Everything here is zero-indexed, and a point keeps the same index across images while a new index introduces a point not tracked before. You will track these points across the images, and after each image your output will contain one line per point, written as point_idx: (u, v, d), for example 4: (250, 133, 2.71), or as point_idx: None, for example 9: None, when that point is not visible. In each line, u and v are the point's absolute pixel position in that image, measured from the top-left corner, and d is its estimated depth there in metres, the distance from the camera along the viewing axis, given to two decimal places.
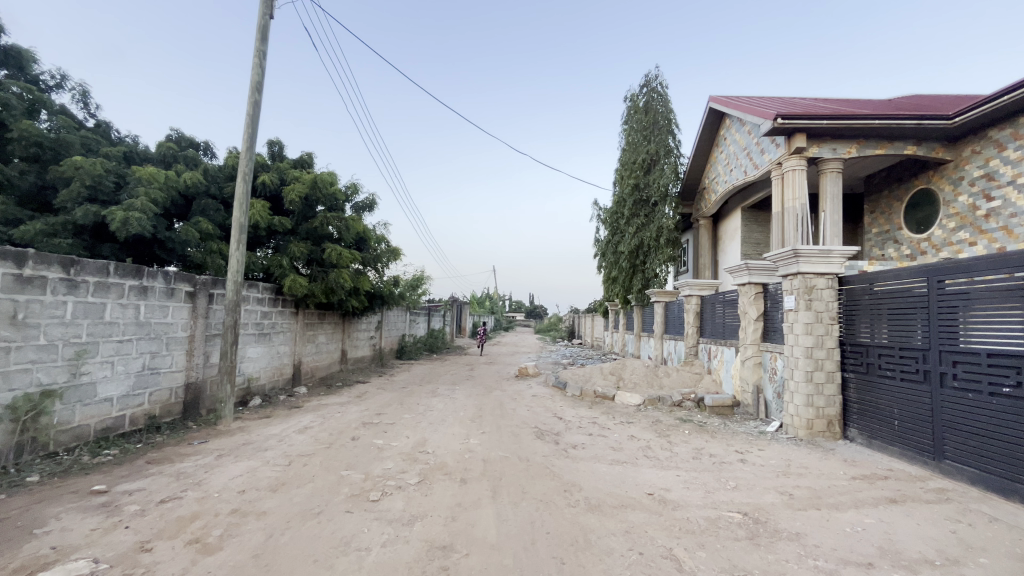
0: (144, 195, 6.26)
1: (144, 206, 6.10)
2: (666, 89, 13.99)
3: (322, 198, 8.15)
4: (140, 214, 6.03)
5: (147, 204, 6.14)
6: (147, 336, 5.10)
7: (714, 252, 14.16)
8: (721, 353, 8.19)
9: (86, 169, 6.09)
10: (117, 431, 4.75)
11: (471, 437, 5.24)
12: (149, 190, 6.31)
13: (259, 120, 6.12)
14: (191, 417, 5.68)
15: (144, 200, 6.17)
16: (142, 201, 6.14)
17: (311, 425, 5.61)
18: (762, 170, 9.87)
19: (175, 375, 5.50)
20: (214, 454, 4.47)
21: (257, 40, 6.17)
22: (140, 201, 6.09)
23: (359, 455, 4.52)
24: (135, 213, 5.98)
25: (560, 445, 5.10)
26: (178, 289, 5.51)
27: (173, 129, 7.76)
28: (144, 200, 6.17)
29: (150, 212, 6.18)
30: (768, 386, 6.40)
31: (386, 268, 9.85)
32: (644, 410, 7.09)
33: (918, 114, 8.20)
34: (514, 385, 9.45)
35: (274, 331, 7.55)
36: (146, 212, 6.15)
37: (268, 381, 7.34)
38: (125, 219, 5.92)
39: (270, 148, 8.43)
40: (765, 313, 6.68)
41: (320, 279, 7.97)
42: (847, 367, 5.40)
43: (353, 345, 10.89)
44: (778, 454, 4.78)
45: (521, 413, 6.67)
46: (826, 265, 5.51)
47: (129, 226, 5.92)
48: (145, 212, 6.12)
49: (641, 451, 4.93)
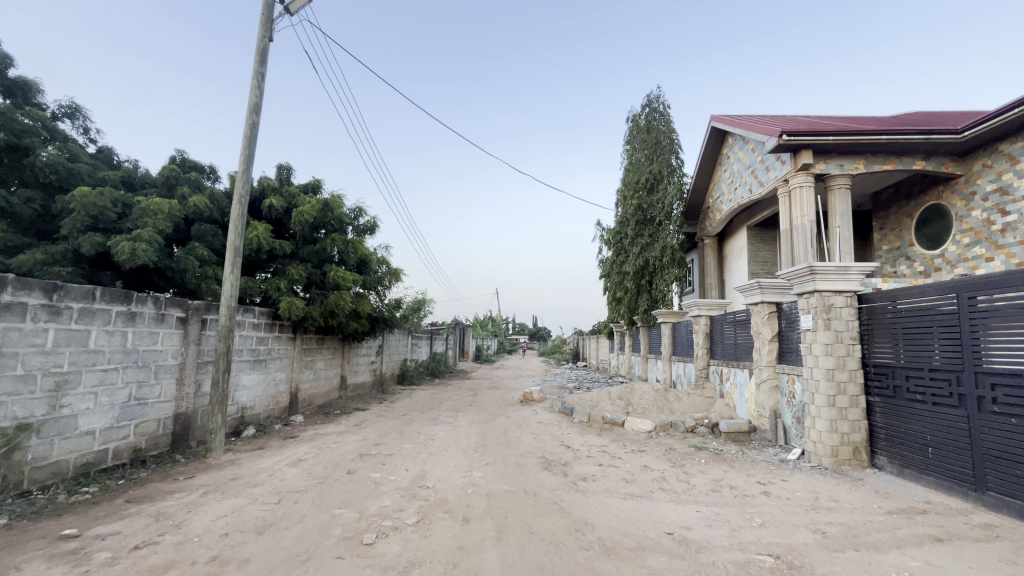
0: (150, 226, 6.08)
1: (151, 236, 5.94)
2: (667, 109, 14.10)
3: (331, 220, 8.05)
4: (147, 245, 5.88)
5: (155, 235, 5.99)
6: (134, 364, 4.88)
7: (721, 271, 13.91)
8: (733, 375, 7.89)
9: (91, 200, 5.91)
10: (99, 467, 4.48)
11: (474, 469, 4.92)
12: (157, 222, 6.10)
13: (257, 141, 6.02)
14: (179, 450, 5.37)
15: (150, 232, 5.98)
16: (149, 232, 5.98)
17: (306, 457, 5.31)
18: (768, 187, 9.79)
19: (163, 406, 5.24)
20: (200, 491, 4.18)
21: (256, 62, 6.12)
22: (147, 232, 5.92)
23: (354, 491, 4.21)
24: (142, 244, 5.83)
25: (568, 477, 4.79)
26: (169, 314, 5.30)
27: (178, 150, 7.72)
28: (150, 231, 6.00)
29: (156, 243, 6.01)
30: (786, 411, 6.07)
31: (388, 291, 9.67)
32: (656, 437, 6.74)
33: (926, 130, 8.12)
34: (518, 410, 9.09)
35: (271, 357, 7.30)
36: (153, 243, 5.98)
37: (263, 410, 7.06)
38: (130, 249, 5.75)
39: (279, 171, 8.35)
40: (780, 334, 6.40)
41: (320, 302, 7.74)
42: (872, 390, 5.10)
43: (353, 370, 10.61)
44: (804, 486, 4.43)
45: (527, 441, 6.35)
46: (844, 283, 5.25)
47: (135, 257, 5.77)
48: (151, 244, 5.93)
49: (656, 484, 4.61)
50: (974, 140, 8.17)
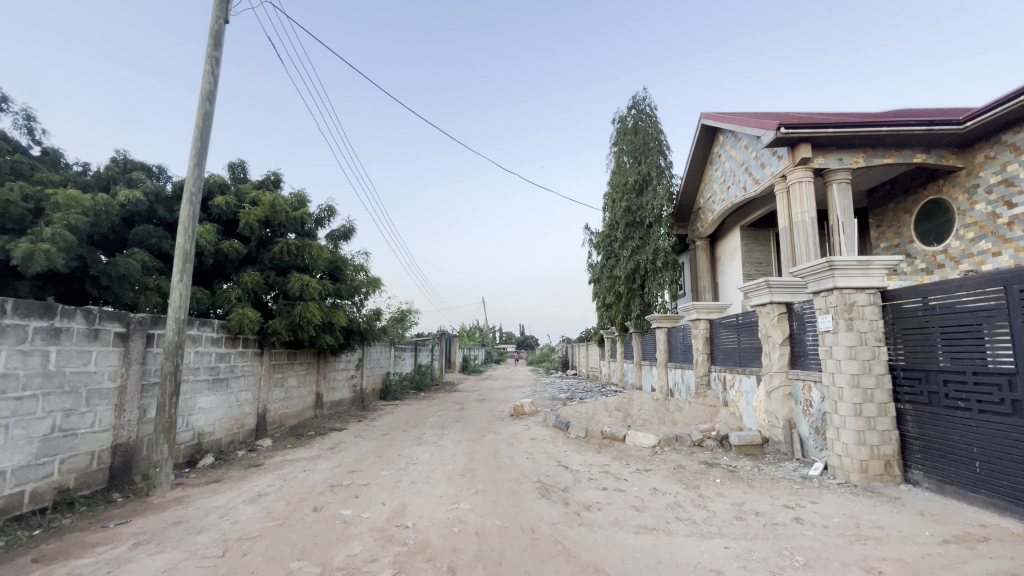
0: (61, 222, 5.24)
1: (55, 234, 5.10)
2: (654, 109, 13.75)
3: (285, 222, 7.37)
4: (52, 246, 5.06)
5: (61, 233, 5.16)
6: (60, 390, 4.15)
7: (714, 274, 13.51)
8: (739, 382, 7.37)
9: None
10: (11, 515, 3.75)
11: (462, 501, 4.27)
12: (68, 215, 5.30)
13: (209, 132, 5.36)
14: (117, 488, 4.61)
15: (58, 228, 5.17)
16: (54, 229, 5.14)
17: (267, 492, 4.60)
18: (763, 184, 9.42)
19: (99, 436, 4.50)
20: (129, 542, 3.46)
21: (210, 45, 5.47)
22: (51, 229, 5.10)
23: (317, 536, 3.52)
24: (43, 245, 5.00)
25: (570, 507, 4.17)
26: (105, 330, 4.57)
27: (118, 150, 6.98)
28: (58, 227, 5.17)
29: (64, 242, 5.17)
30: (803, 422, 5.54)
31: (366, 301, 9.00)
32: (661, 452, 6.16)
33: (926, 121, 7.79)
34: (510, 426, 8.43)
35: (233, 376, 6.57)
36: (61, 243, 5.15)
37: (224, 436, 6.32)
38: (31, 252, 4.95)
39: (232, 169, 7.70)
40: (792, 337, 5.91)
41: (285, 314, 7.06)
42: (901, 397, 4.60)
43: (330, 387, 9.88)
44: (839, 510, 3.88)
45: (520, 462, 5.72)
46: (867, 279, 4.74)
47: (34, 261, 4.94)
48: (58, 242, 5.13)
49: (671, 511, 4.02)
50: (977, 130, 7.86)
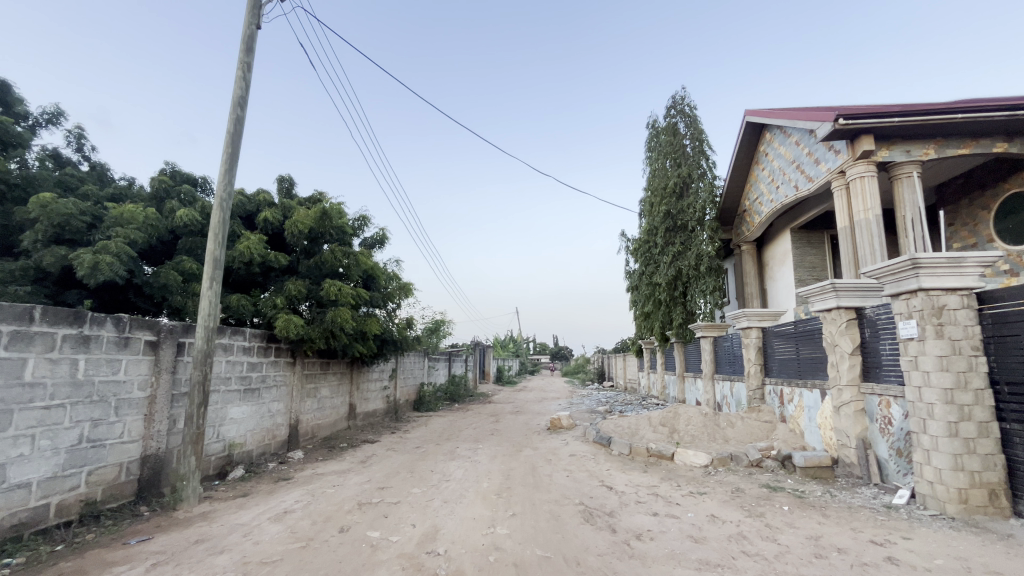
0: (121, 237, 5.34)
1: (119, 247, 5.18)
2: (693, 109, 13.18)
3: (330, 230, 7.25)
4: (113, 258, 5.10)
5: (123, 247, 5.24)
6: (88, 399, 4.07)
7: (761, 280, 12.72)
8: (799, 396, 6.73)
9: (56, 208, 5.14)
10: (35, 528, 3.64)
11: (498, 525, 3.90)
12: (129, 231, 5.39)
13: (240, 138, 5.29)
14: (146, 501, 4.49)
15: (119, 242, 5.24)
16: (117, 243, 5.21)
17: (293, 509, 4.37)
18: (818, 181, 8.75)
19: (128, 447, 4.40)
20: (148, 563, 3.27)
21: (242, 50, 5.43)
22: (115, 243, 5.17)
23: (342, 562, 3.23)
24: (107, 257, 5.05)
25: (619, 535, 3.73)
26: (135, 338, 4.49)
27: (169, 164, 7.08)
28: (120, 242, 5.25)
29: (125, 255, 5.25)
30: (881, 442, 4.90)
31: (399, 308, 8.81)
32: (715, 473, 5.62)
33: (1009, 105, 6.99)
34: (547, 440, 8.00)
35: (265, 386, 6.45)
36: (121, 256, 5.21)
37: (255, 447, 6.19)
38: (94, 263, 4.95)
39: (280, 184, 7.68)
40: (864, 346, 5.29)
41: (318, 322, 6.94)
42: (1007, 416, 3.95)
43: (363, 398, 9.73)
44: (941, 550, 3.29)
45: (559, 481, 5.30)
46: (958, 279, 4.13)
47: (99, 272, 4.97)
48: (120, 256, 5.19)
49: (736, 544, 3.52)
50: None
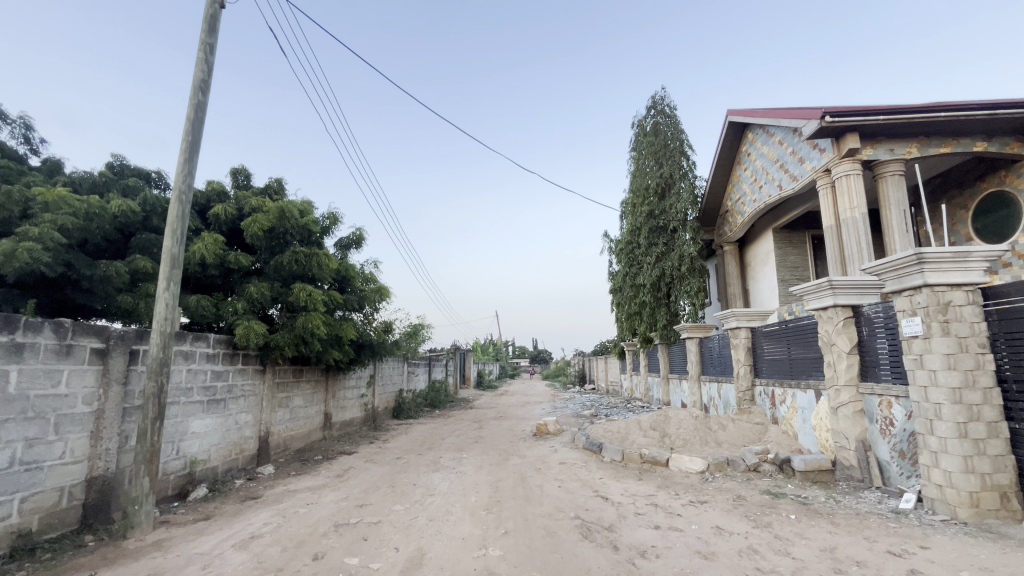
0: (49, 222, 4.68)
1: (44, 233, 4.54)
2: (675, 110, 13.13)
3: (293, 229, 6.77)
4: (38, 245, 4.47)
5: (50, 232, 4.59)
6: (20, 416, 3.58)
7: (744, 280, 12.71)
8: (791, 397, 6.58)
9: None
10: None
11: (489, 545, 3.56)
12: (58, 216, 4.74)
13: (201, 126, 4.84)
14: (91, 529, 3.99)
15: (47, 228, 4.61)
16: (43, 228, 4.58)
17: (261, 533, 3.93)
18: (802, 180, 8.70)
19: (70, 469, 3.90)
20: None
21: (204, 31, 4.99)
22: (39, 228, 4.54)
23: None
24: (29, 244, 4.41)
25: (622, 553, 3.44)
26: (79, 346, 4.00)
27: (117, 157, 6.55)
28: (47, 227, 4.60)
29: (53, 242, 4.60)
30: (883, 444, 4.75)
31: (376, 312, 8.38)
32: (712, 479, 5.40)
33: (989, 105, 7.04)
34: (534, 447, 7.68)
35: (230, 397, 5.95)
36: (49, 243, 4.57)
37: (220, 463, 5.69)
38: (13, 251, 4.33)
39: (234, 176, 7.20)
40: (861, 345, 5.14)
41: (288, 327, 6.47)
42: (1016, 415, 3.82)
43: (339, 406, 9.25)
44: (963, 559, 3.10)
45: (551, 493, 4.99)
46: (963, 274, 3.99)
47: (18, 261, 4.31)
48: (46, 243, 4.55)
49: (748, 560, 3.27)
50: None
